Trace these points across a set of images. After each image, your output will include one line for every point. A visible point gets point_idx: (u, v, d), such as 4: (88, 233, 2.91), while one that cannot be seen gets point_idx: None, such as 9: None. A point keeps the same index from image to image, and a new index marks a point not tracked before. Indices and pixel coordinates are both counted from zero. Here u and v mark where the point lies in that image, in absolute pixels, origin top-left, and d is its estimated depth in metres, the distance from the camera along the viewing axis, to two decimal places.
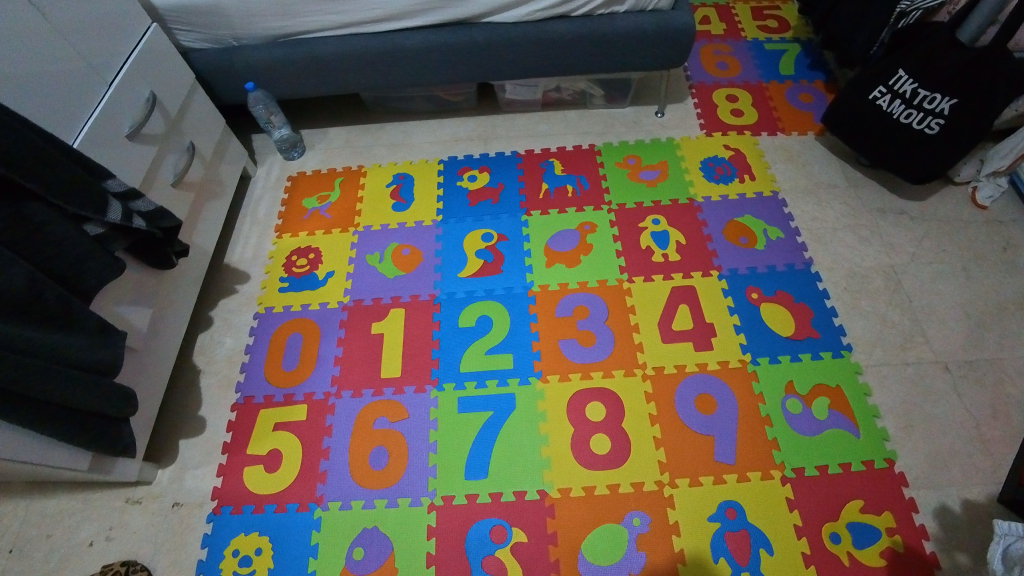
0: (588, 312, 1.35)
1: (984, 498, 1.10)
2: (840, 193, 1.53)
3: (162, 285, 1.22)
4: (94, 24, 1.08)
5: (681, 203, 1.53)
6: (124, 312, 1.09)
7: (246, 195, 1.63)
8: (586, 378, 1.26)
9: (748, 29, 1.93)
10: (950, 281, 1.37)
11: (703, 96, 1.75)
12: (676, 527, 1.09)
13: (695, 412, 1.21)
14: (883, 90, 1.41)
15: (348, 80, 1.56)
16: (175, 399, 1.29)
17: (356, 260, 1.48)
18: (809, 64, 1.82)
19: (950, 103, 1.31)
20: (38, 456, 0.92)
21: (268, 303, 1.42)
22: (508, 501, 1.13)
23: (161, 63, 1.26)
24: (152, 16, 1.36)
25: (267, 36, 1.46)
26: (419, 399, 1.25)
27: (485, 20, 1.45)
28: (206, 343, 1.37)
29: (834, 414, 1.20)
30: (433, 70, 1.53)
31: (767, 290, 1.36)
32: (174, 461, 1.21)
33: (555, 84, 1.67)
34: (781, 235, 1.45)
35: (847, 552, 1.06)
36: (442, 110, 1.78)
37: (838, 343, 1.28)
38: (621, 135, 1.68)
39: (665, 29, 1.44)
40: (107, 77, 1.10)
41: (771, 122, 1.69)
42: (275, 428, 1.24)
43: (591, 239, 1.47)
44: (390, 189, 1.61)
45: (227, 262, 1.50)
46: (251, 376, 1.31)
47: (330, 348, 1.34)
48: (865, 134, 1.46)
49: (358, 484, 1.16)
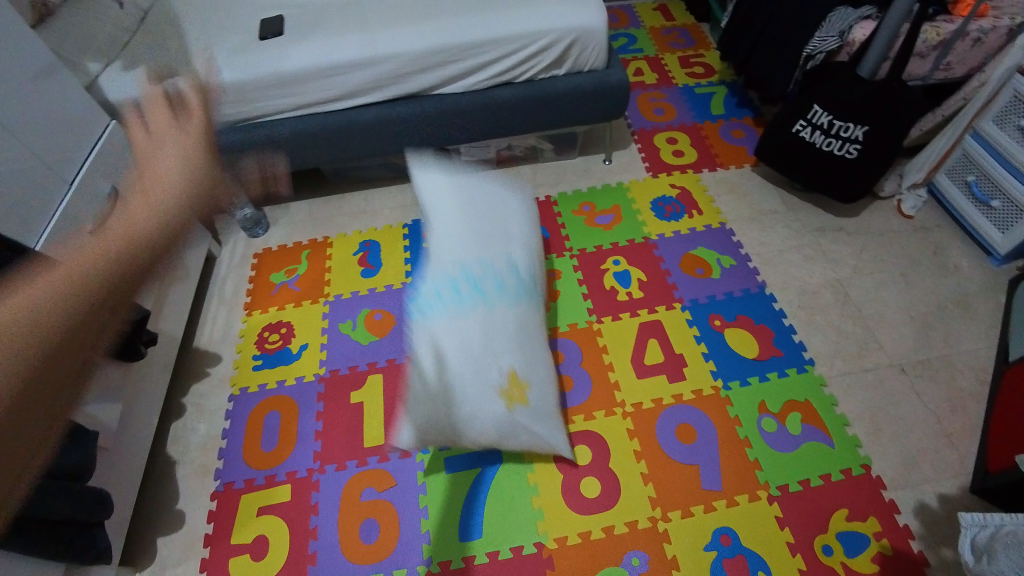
0: (562, 357, 1.38)
1: (957, 491, 1.15)
2: (781, 218, 1.64)
3: (129, 378, 1.19)
4: (53, 127, 1.10)
5: (637, 242, 1.61)
6: (93, 410, 1.07)
7: (212, 275, 1.62)
8: (569, 422, 1.28)
9: (678, 77, 2.09)
10: (892, 288, 1.47)
11: (645, 141, 1.87)
12: (675, 561, 1.10)
13: (676, 442, 1.24)
14: (803, 123, 1.54)
15: (307, 157, 1.61)
16: (150, 495, 1.24)
17: (329, 330, 1.47)
18: (736, 103, 1.99)
19: (863, 130, 1.45)
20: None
21: (241, 384, 1.40)
22: (505, 558, 1.12)
23: (121, 158, 1.28)
24: (109, 113, 1.40)
25: (224, 122, 1.50)
26: (406, 464, 1.24)
27: (437, 91, 1.54)
28: (179, 432, 1.33)
29: (807, 428, 1.25)
30: (389, 141, 1.60)
31: (727, 316, 1.44)
32: (153, 562, 1.15)
33: (507, 143, 1.76)
34: (733, 263, 1.54)
35: (840, 563, 1.09)
36: (400, 176, 1.83)
37: (800, 359, 1.35)
38: (574, 184, 1.77)
39: (601, 86, 1.56)
40: (66, 177, 1.12)
41: (709, 158, 1.81)
42: (258, 512, 1.20)
43: (557, 285, 1.53)
44: (357, 256, 1.63)
45: (195, 345, 1.47)
46: (230, 462, 1.27)
47: (310, 423, 1.32)
48: (795, 162, 1.59)
49: (349, 562, 1.13)
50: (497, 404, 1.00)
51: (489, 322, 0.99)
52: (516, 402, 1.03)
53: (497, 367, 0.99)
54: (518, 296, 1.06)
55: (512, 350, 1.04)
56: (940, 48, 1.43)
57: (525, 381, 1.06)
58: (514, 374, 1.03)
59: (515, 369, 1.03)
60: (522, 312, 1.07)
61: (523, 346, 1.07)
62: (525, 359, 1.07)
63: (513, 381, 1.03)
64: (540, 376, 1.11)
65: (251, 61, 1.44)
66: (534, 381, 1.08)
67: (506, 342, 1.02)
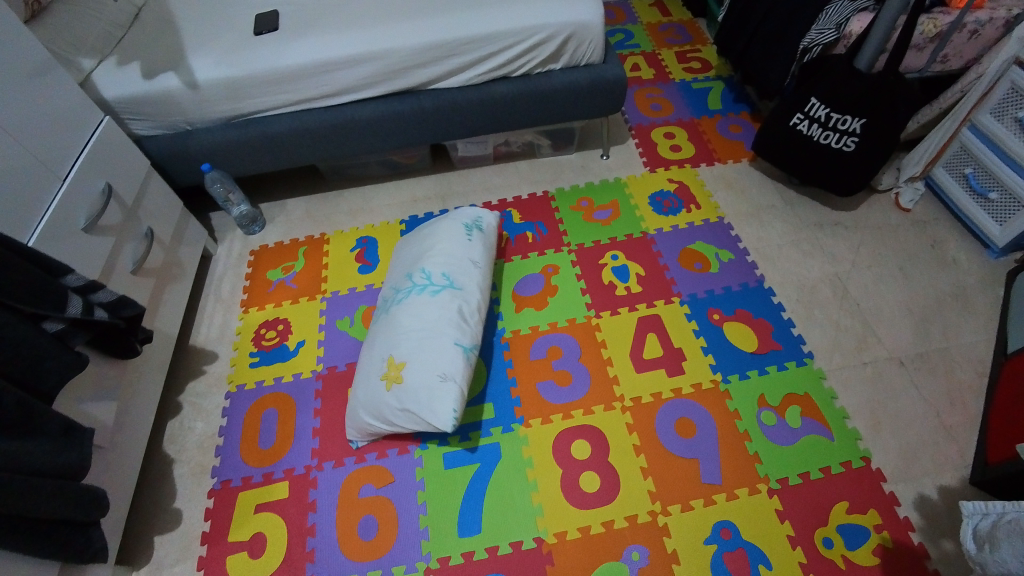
0: (560, 352, 1.38)
1: (957, 483, 1.15)
2: (779, 212, 1.64)
3: (125, 376, 1.18)
4: (46, 123, 1.09)
5: (635, 237, 1.60)
6: (88, 408, 1.06)
7: (208, 273, 1.61)
8: (568, 417, 1.27)
9: (675, 73, 2.09)
10: (890, 281, 1.47)
11: (643, 137, 1.87)
12: (675, 555, 1.09)
13: (676, 437, 1.23)
14: (801, 116, 1.53)
15: (303, 154, 1.60)
16: (146, 494, 1.23)
17: (326, 326, 1.47)
18: (734, 99, 1.98)
19: (860, 123, 1.45)
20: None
21: (238, 381, 1.39)
22: (504, 554, 1.11)
23: (115, 155, 1.27)
24: (103, 109, 1.39)
25: (219, 118, 1.50)
26: (404, 460, 1.24)
27: (432, 86, 1.53)
28: (175, 430, 1.32)
29: (807, 421, 1.24)
30: (385, 138, 1.59)
31: (726, 310, 1.43)
32: (150, 562, 1.15)
33: (504, 139, 1.76)
34: (731, 257, 1.54)
35: (841, 556, 1.08)
36: (396, 173, 1.82)
37: (799, 352, 1.35)
38: (571, 180, 1.77)
39: (598, 81, 1.56)
40: (59, 172, 1.11)
41: (707, 153, 1.81)
42: (256, 510, 1.20)
43: (555, 280, 1.52)
44: (354, 253, 1.62)
45: (191, 343, 1.47)
46: (227, 460, 1.27)
47: (308, 420, 1.31)
48: (793, 156, 1.59)
49: (348, 559, 1.12)
50: (375, 387, 1.19)
51: (391, 322, 1.26)
52: (391, 381, 1.17)
53: (378, 357, 1.22)
54: (424, 295, 1.27)
55: (396, 342, 1.22)
56: (937, 41, 1.43)
57: (404, 361, 1.18)
58: (390, 358, 1.20)
59: (392, 354, 1.20)
60: (417, 305, 1.26)
61: (417, 336, 1.21)
62: (411, 346, 1.20)
63: (390, 364, 1.19)
64: (421, 355, 1.18)
65: (246, 57, 1.43)
66: (411, 360, 1.18)
67: (414, 339, 1.20)
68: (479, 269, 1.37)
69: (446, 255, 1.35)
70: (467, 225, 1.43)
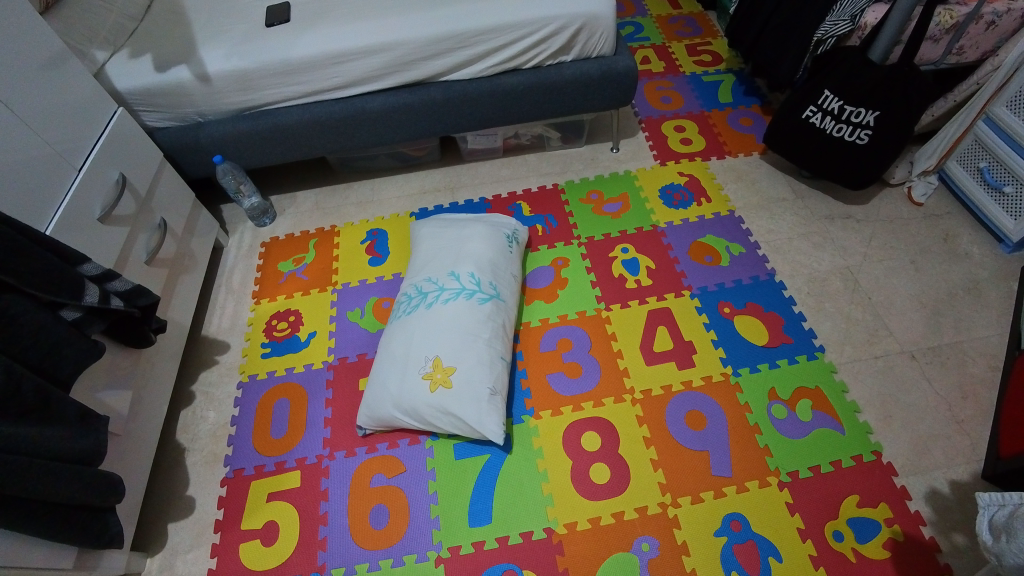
0: (570, 344, 1.38)
1: (969, 477, 1.14)
2: (789, 205, 1.63)
3: (139, 364, 1.20)
4: (62, 115, 1.10)
5: (645, 230, 1.60)
6: (103, 397, 1.07)
7: (220, 264, 1.62)
8: (578, 409, 1.27)
9: (686, 65, 2.07)
10: (902, 275, 1.46)
11: (653, 129, 1.86)
12: (685, 546, 1.10)
13: (686, 429, 1.23)
14: (813, 109, 1.53)
15: (315, 145, 1.60)
16: (160, 482, 1.25)
17: (337, 317, 1.48)
18: (744, 91, 1.96)
19: (874, 116, 1.43)
20: (41, 561, 0.89)
21: (250, 371, 1.40)
22: (515, 544, 1.12)
23: (129, 146, 1.28)
24: (116, 100, 1.41)
25: (231, 110, 1.50)
26: (415, 451, 1.24)
27: (443, 79, 1.53)
28: (188, 420, 1.33)
29: (817, 415, 1.24)
30: (396, 129, 1.59)
31: (737, 304, 1.43)
32: (164, 548, 1.16)
33: (513, 131, 1.75)
34: (742, 251, 1.53)
35: (851, 549, 1.08)
36: (407, 165, 1.83)
37: (810, 345, 1.35)
38: (580, 172, 1.77)
39: (609, 73, 1.55)
40: (75, 163, 1.12)
41: (717, 147, 1.80)
42: (268, 498, 1.21)
43: (564, 273, 1.52)
44: (364, 245, 1.63)
45: (204, 333, 1.48)
46: (240, 449, 1.28)
47: (319, 411, 1.32)
48: (803, 149, 1.58)
49: (359, 546, 1.13)
50: (416, 384, 1.17)
51: (433, 321, 1.25)
52: (436, 383, 1.17)
53: (420, 355, 1.21)
54: (470, 301, 1.27)
55: (442, 343, 1.21)
56: (953, 32, 1.42)
57: (452, 365, 1.18)
58: (436, 359, 1.19)
59: (439, 356, 1.20)
60: (463, 309, 1.26)
61: (465, 343, 1.21)
62: (459, 352, 1.20)
63: (436, 365, 1.19)
64: (472, 364, 1.19)
65: (256, 49, 1.43)
66: (460, 367, 1.18)
67: (459, 345, 1.21)
68: (515, 281, 1.40)
69: (492, 264, 1.37)
70: (507, 236, 1.45)
